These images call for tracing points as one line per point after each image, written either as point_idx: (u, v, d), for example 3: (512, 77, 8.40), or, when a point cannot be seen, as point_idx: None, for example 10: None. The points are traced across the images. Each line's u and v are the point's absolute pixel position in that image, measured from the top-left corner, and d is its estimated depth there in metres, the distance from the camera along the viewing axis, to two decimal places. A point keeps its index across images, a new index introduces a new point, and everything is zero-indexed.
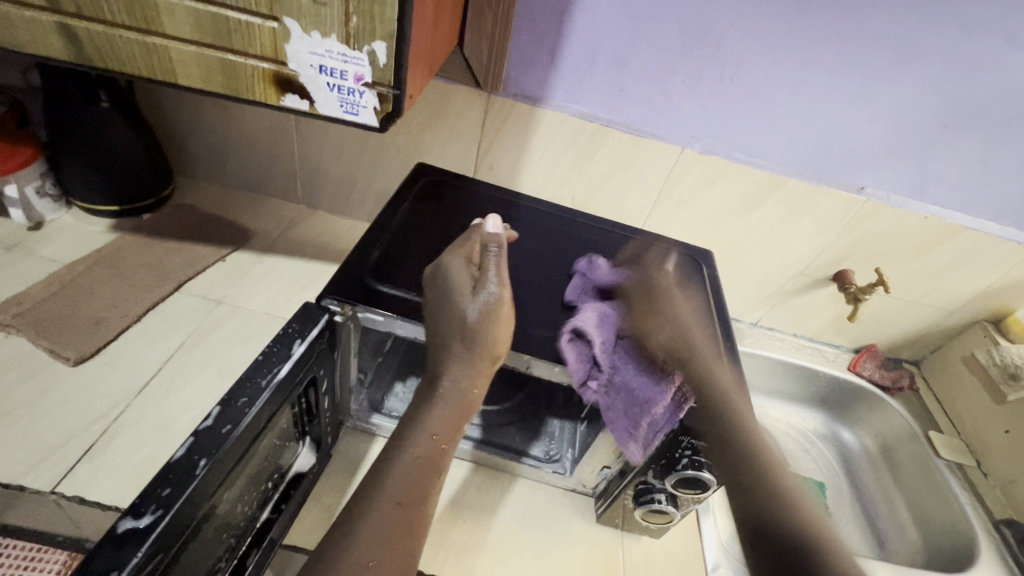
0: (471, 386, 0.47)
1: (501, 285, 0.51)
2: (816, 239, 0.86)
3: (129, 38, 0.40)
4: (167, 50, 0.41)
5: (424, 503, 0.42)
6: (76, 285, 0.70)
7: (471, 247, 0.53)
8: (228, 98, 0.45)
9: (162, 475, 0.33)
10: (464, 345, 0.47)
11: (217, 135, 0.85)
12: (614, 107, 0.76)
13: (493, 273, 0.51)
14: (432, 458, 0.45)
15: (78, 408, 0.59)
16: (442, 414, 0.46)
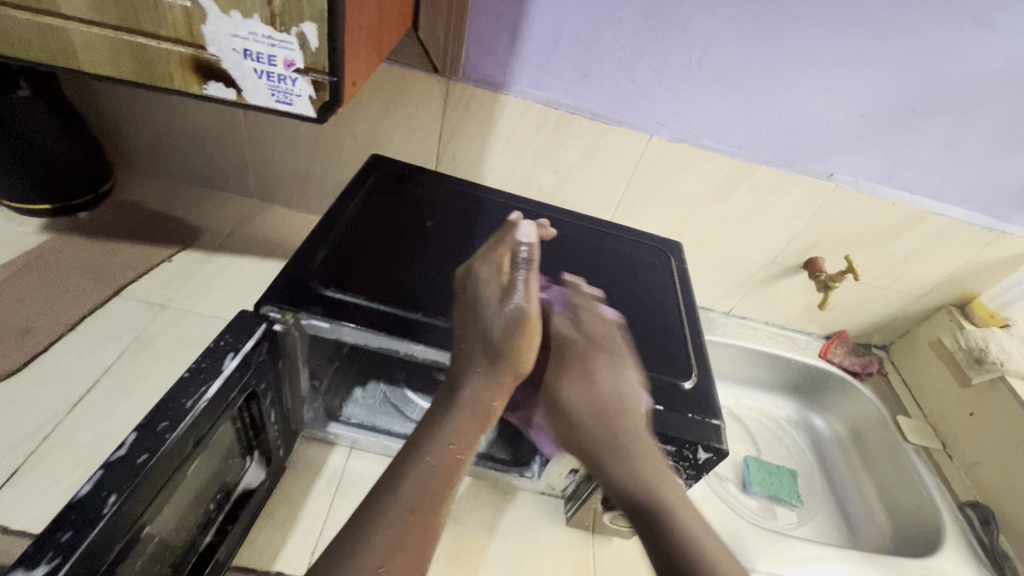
0: (493, 396, 0.45)
1: (529, 299, 0.50)
2: (787, 227, 0.84)
3: (19, 18, 0.36)
4: (64, 33, 0.37)
5: (436, 512, 0.40)
6: (1, 293, 0.64)
7: (500, 258, 0.54)
8: (144, 87, 0.41)
9: (65, 515, 0.30)
10: (487, 357, 0.46)
11: (159, 126, 0.80)
12: (579, 93, 0.72)
13: (524, 286, 0.52)
14: (450, 464, 0.42)
15: (2, 428, 0.54)
16: (461, 421, 0.44)
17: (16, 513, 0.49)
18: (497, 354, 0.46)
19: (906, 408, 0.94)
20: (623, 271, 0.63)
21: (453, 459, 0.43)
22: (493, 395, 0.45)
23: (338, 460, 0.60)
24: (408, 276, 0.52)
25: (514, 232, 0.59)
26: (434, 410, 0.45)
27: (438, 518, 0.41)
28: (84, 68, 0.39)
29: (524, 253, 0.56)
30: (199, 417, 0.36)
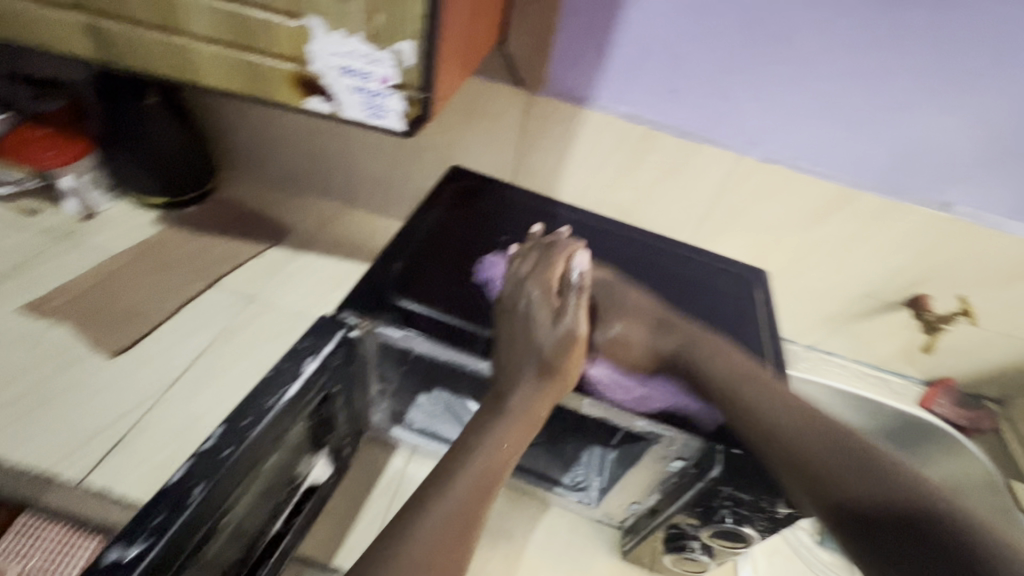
0: (541, 408, 0.44)
1: (579, 318, 0.49)
2: (890, 259, 0.77)
3: (151, 37, 0.40)
4: (189, 50, 0.41)
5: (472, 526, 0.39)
6: (120, 278, 0.72)
7: (554, 271, 0.51)
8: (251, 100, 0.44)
9: (162, 497, 0.32)
10: (539, 373, 0.45)
11: (261, 130, 0.86)
12: (665, 108, 0.70)
13: (575, 306, 0.49)
14: (493, 469, 0.42)
15: (110, 401, 0.60)
16: (507, 427, 0.43)
17: (116, 480, 0.54)
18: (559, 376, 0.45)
19: None
20: (699, 297, 0.59)
21: (492, 469, 0.42)
22: (535, 409, 0.44)
23: (398, 464, 0.61)
24: (477, 293, 0.52)
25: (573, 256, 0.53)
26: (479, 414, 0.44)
27: (477, 526, 0.40)
28: (201, 80, 0.42)
29: (580, 275, 0.52)
30: (278, 415, 0.38)
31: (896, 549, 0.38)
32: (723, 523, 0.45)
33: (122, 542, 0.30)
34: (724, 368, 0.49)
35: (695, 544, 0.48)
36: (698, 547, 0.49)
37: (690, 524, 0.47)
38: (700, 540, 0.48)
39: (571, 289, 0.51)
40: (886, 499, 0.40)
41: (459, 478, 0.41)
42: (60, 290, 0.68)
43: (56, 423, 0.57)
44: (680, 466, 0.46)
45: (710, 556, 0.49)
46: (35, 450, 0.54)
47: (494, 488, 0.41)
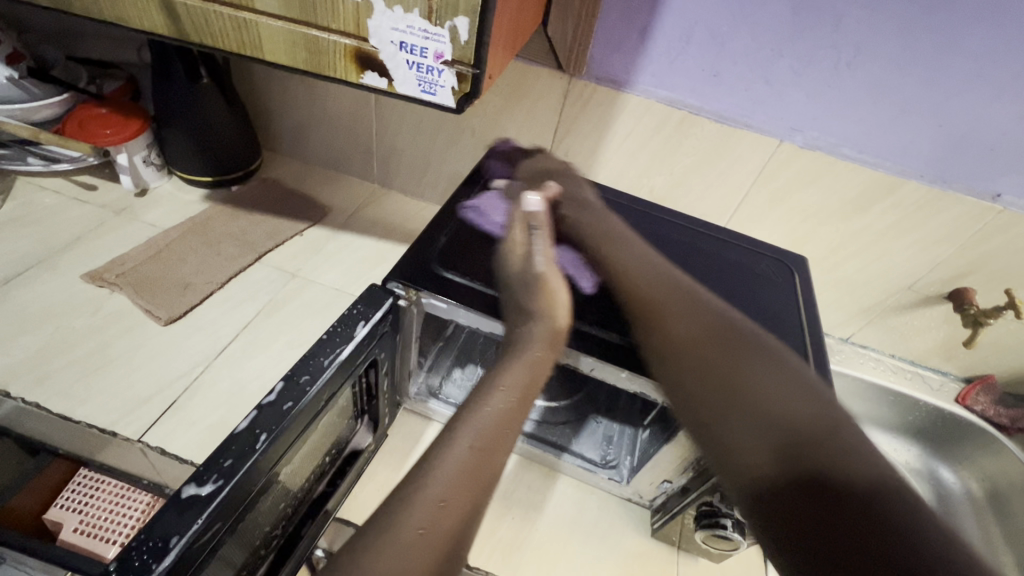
0: (537, 349, 0.45)
1: (546, 259, 0.52)
2: (932, 251, 0.75)
3: (221, 13, 0.42)
4: (255, 26, 0.43)
5: (484, 475, 0.40)
6: (171, 251, 0.75)
7: (516, 227, 0.54)
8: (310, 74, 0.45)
9: (228, 442, 0.34)
10: (520, 312, 0.47)
11: (303, 111, 0.89)
12: (705, 93, 0.69)
13: (541, 249, 0.53)
14: (502, 415, 0.42)
15: (164, 365, 0.63)
16: (516, 371, 0.44)
17: (171, 439, 0.57)
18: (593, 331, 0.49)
19: None
20: (737, 278, 0.58)
21: (502, 418, 0.42)
22: (543, 355, 0.45)
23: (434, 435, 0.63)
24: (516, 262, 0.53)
25: (523, 203, 0.57)
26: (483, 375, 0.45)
27: (494, 479, 0.40)
28: (264, 56, 0.44)
29: (535, 219, 0.55)
30: (333, 374, 0.40)
31: (784, 516, 0.37)
32: None
33: (191, 479, 0.32)
34: (683, 328, 0.47)
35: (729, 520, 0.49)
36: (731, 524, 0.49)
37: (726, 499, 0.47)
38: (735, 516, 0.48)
39: (533, 236, 0.54)
40: (792, 469, 0.38)
41: (463, 437, 0.40)
42: (117, 261, 0.72)
43: (115, 383, 0.60)
44: None
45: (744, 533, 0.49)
46: (97, 408, 0.58)
47: (510, 439, 0.42)
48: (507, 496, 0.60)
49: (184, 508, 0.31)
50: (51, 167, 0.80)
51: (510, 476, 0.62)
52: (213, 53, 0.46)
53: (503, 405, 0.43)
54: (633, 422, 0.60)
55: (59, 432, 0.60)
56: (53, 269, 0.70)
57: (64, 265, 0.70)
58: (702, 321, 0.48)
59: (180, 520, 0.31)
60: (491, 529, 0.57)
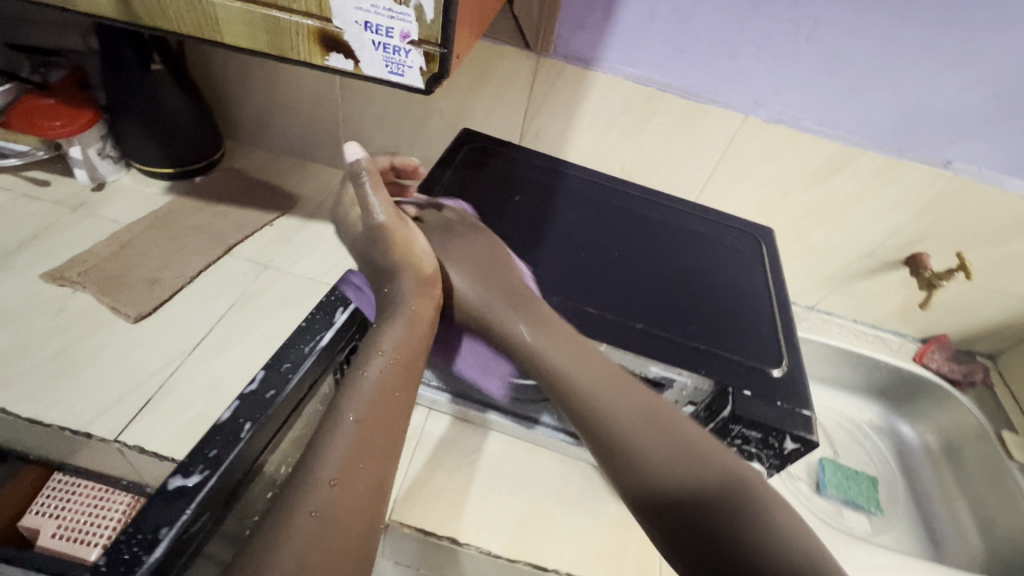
0: (411, 302, 0.47)
1: (387, 211, 0.50)
2: (889, 218, 0.78)
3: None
4: (212, 7, 0.41)
5: (382, 430, 0.40)
6: (135, 246, 0.72)
7: (357, 192, 0.52)
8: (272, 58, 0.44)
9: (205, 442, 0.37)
10: (387, 280, 0.49)
11: (266, 97, 0.86)
12: (672, 69, 0.70)
13: (376, 200, 0.50)
14: (391, 381, 0.43)
15: (137, 363, 0.61)
16: (395, 335, 0.45)
17: (148, 436, 0.56)
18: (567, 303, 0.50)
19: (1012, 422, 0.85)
20: (708, 251, 0.60)
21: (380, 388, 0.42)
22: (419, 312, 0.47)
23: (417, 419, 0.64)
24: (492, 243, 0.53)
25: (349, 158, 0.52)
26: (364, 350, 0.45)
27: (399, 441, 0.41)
28: (223, 38, 0.43)
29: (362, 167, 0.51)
30: (307, 367, 0.42)
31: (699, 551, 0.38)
32: None
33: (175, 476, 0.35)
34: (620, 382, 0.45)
35: None
36: None
37: None
38: None
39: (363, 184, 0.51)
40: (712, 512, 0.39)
41: (347, 412, 0.40)
42: (77, 258, 0.69)
43: (85, 384, 0.58)
44: (691, 411, 0.48)
45: None
46: (67, 410, 0.56)
47: (404, 398, 0.43)
48: (493, 473, 0.61)
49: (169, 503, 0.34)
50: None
51: (495, 454, 0.63)
52: (169, 37, 0.45)
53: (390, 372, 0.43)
54: None
55: (29, 437, 0.59)
56: (8, 269, 0.67)
57: (20, 265, 0.68)
58: (616, 387, 0.45)
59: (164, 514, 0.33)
60: (479, 506, 0.58)
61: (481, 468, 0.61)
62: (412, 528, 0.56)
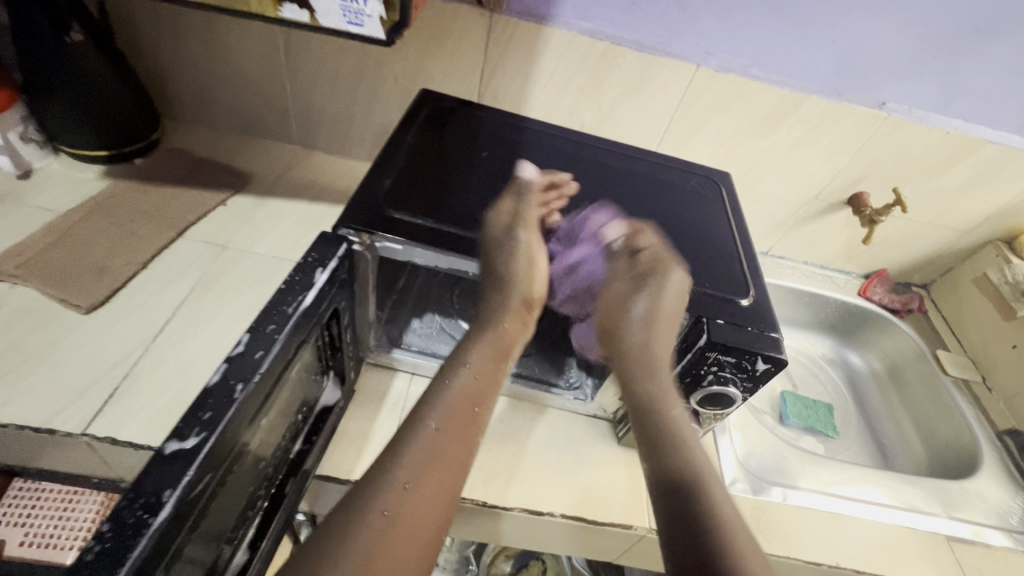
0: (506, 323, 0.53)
1: (529, 230, 0.55)
2: (833, 161, 0.83)
3: None
4: None
5: (458, 442, 0.45)
6: (76, 234, 0.68)
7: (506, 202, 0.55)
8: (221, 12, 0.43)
9: (205, 400, 0.33)
10: (498, 290, 0.54)
11: (205, 71, 0.81)
12: (624, 22, 0.71)
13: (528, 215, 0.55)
14: (475, 391, 0.48)
15: (97, 355, 0.58)
16: (483, 349, 0.51)
17: (120, 426, 0.53)
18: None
19: (945, 342, 0.94)
20: (672, 196, 0.62)
21: (473, 390, 0.48)
22: (512, 332, 0.53)
23: (400, 385, 0.64)
24: (466, 200, 0.53)
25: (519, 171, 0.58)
26: (454, 360, 0.50)
27: (465, 455, 0.45)
28: None
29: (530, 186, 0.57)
30: (300, 324, 0.39)
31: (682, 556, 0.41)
32: (711, 387, 0.49)
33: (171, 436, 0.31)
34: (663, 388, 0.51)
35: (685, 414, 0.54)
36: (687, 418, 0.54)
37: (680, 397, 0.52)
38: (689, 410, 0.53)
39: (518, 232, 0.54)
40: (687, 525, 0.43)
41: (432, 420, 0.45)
42: (12, 251, 0.64)
43: (42, 380, 0.55)
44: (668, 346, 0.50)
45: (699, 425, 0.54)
46: (23, 407, 0.53)
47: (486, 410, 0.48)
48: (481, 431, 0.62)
49: (170, 463, 0.30)
50: None
51: None
52: None
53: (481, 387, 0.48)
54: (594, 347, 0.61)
55: None
56: None
57: None
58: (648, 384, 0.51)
59: (166, 476, 0.29)
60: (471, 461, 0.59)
61: None
62: None
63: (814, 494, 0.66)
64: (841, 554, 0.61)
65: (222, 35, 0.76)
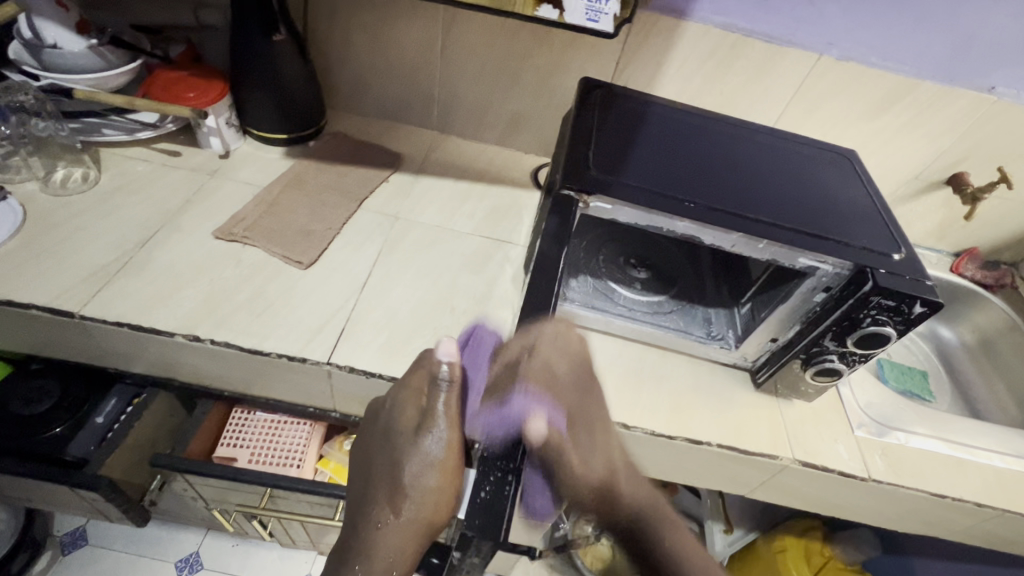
0: (399, 424, 0.53)
1: (449, 428, 0.51)
2: (938, 142, 0.90)
3: None
4: None
5: (381, 525, 0.51)
6: (281, 204, 0.79)
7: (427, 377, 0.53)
8: (496, 12, 0.63)
9: (476, 477, 0.42)
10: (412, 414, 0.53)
11: (366, 63, 0.92)
12: (757, 16, 0.79)
13: (442, 404, 0.51)
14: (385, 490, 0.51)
15: (321, 301, 0.69)
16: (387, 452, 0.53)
17: (355, 358, 0.65)
18: (723, 209, 0.59)
19: None
20: (813, 166, 0.71)
21: (389, 486, 0.51)
22: (441, 489, 0.51)
23: None
24: (649, 168, 0.63)
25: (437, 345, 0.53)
26: (378, 500, 0.51)
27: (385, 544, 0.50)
28: None
29: (447, 370, 0.52)
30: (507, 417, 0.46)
31: None
32: (866, 328, 0.58)
33: (469, 491, 0.41)
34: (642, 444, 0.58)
35: (834, 355, 0.62)
36: (835, 358, 0.62)
37: (833, 341, 0.61)
38: (839, 352, 0.61)
39: (438, 390, 0.51)
40: None
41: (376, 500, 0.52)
42: (235, 216, 0.75)
43: (288, 319, 0.67)
44: (826, 296, 0.59)
45: (845, 364, 0.63)
46: (280, 339, 0.65)
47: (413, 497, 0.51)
48: (641, 373, 0.72)
49: (490, 499, 0.41)
50: (135, 136, 0.80)
51: (635, 358, 0.74)
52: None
53: (393, 463, 0.52)
54: (726, 303, 0.74)
55: (242, 369, 0.68)
56: (182, 230, 0.73)
57: (187, 225, 0.74)
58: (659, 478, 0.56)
59: (495, 525, 0.40)
60: (635, 399, 0.69)
61: (628, 369, 0.72)
62: None
63: (933, 440, 0.73)
64: (961, 490, 0.69)
65: (390, 31, 0.87)
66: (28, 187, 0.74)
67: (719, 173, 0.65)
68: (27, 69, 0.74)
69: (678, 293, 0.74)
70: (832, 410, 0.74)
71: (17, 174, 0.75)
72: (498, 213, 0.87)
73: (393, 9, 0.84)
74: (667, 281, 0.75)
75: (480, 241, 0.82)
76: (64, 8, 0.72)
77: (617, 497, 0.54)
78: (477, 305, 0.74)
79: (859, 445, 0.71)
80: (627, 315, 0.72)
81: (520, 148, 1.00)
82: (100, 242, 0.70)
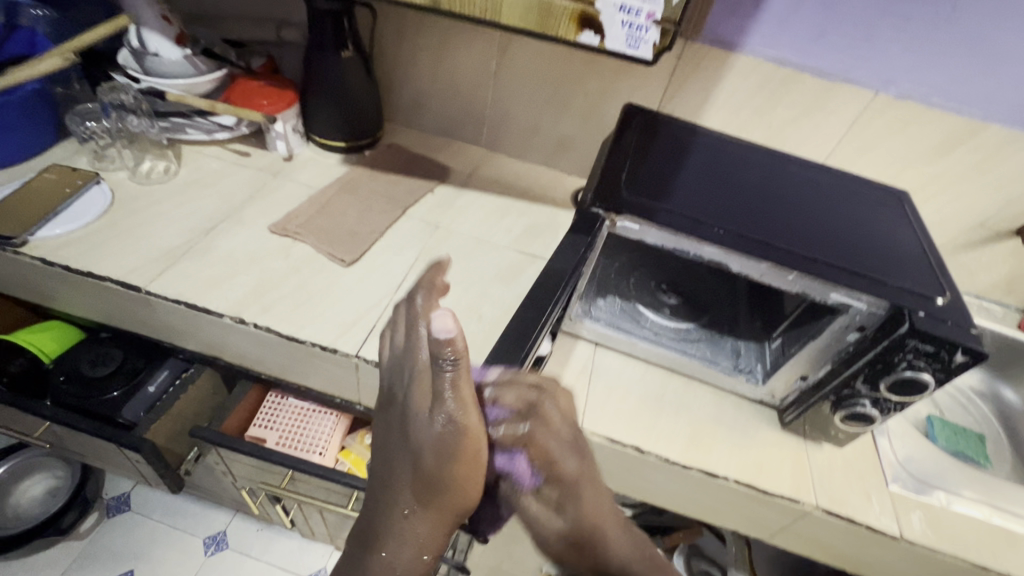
0: (415, 411, 0.47)
1: (461, 409, 0.44)
2: (1008, 189, 0.84)
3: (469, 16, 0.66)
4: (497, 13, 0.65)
5: (403, 509, 0.48)
6: (333, 206, 0.84)
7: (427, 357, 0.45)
8: (540, 35, 0.66)
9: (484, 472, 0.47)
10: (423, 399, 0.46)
11: (425, 81, 0.98)
12: (810, 52, 0.79)
13: (450, 389, 0.44)
14: (416, 481, 0.47)
15: (357, 298, 0.74)
16: (406, 441, 0.48)
17: None
18: (753, 238, 0.59)
19: None
20: (863, 204, 0.69)
21: (415, 475, 0.47)
22: (464, 475, 0.46)
23: (588, 352, 0.75)
24: (683, 192, 0.64)
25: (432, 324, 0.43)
26: (402, 488, 0.48)
27: (421, 530, 0.48)
28: None
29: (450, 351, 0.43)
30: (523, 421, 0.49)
31: None
32: (902, 373, 0.55)
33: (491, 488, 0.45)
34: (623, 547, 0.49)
35: (866, 400, 0.59)
36: (867, 404, 0.59)
37: (864, 385, 0.58)
38: (871, 397, 0.59)
39: (441, 370, 0.44)
40: None
41: (402, 488, 0.48)
42: (290, 214, 0.82)
43: (328, 313, 0.71)
44: (858, 336, 0.57)
45: (878, 411, 0.60)
46: (314, 330, 0.69)
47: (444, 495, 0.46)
48: (663, 399, 0.71)
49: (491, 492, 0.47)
50: (213, 137, 0.90)
51: (658, 384, 0.73)
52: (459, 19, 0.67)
53: (409, 451, 0.47)
54: (758, 337, 0.73)
55: (278, 355, 0.72)
56: (242, 222, 0.80)
57: (248, 219, 0.81)
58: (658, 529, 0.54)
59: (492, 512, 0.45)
60: (652, 424, 0.68)
61: (648, 393, 0.71)
62: (599, 436, 0.66)
63: (980, 505, 0.67)
64: (1012, 565, 0.63)
65: (448, 53, 0.93)
66: (118, 175, 0.84)
67: (756, 203, 0.64)
68: (131, 73, 0.84)
69: (707, 322, 0.74)
70: (867, 461, 0.69)
71: (111, 163, 0.85)
72: (535, 230, 0.89)
73: (454, 33, 0.90)
74: (697, 309, 0.75)
75: (515, 255, 0.84)
76: (167, 22, 0.81)
77: (605, 551, 0.48)
78: (505, 315, 0.76)
79: (893, 500, 0.66)
80: (653, 339, 0.72)
81: (564, 169, 1.03)
82: (171, 227, 0.77)
